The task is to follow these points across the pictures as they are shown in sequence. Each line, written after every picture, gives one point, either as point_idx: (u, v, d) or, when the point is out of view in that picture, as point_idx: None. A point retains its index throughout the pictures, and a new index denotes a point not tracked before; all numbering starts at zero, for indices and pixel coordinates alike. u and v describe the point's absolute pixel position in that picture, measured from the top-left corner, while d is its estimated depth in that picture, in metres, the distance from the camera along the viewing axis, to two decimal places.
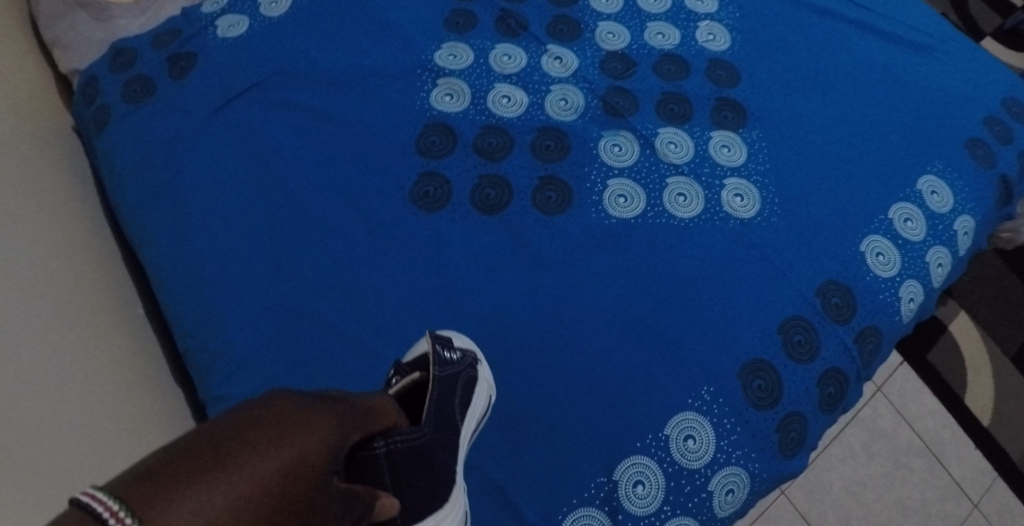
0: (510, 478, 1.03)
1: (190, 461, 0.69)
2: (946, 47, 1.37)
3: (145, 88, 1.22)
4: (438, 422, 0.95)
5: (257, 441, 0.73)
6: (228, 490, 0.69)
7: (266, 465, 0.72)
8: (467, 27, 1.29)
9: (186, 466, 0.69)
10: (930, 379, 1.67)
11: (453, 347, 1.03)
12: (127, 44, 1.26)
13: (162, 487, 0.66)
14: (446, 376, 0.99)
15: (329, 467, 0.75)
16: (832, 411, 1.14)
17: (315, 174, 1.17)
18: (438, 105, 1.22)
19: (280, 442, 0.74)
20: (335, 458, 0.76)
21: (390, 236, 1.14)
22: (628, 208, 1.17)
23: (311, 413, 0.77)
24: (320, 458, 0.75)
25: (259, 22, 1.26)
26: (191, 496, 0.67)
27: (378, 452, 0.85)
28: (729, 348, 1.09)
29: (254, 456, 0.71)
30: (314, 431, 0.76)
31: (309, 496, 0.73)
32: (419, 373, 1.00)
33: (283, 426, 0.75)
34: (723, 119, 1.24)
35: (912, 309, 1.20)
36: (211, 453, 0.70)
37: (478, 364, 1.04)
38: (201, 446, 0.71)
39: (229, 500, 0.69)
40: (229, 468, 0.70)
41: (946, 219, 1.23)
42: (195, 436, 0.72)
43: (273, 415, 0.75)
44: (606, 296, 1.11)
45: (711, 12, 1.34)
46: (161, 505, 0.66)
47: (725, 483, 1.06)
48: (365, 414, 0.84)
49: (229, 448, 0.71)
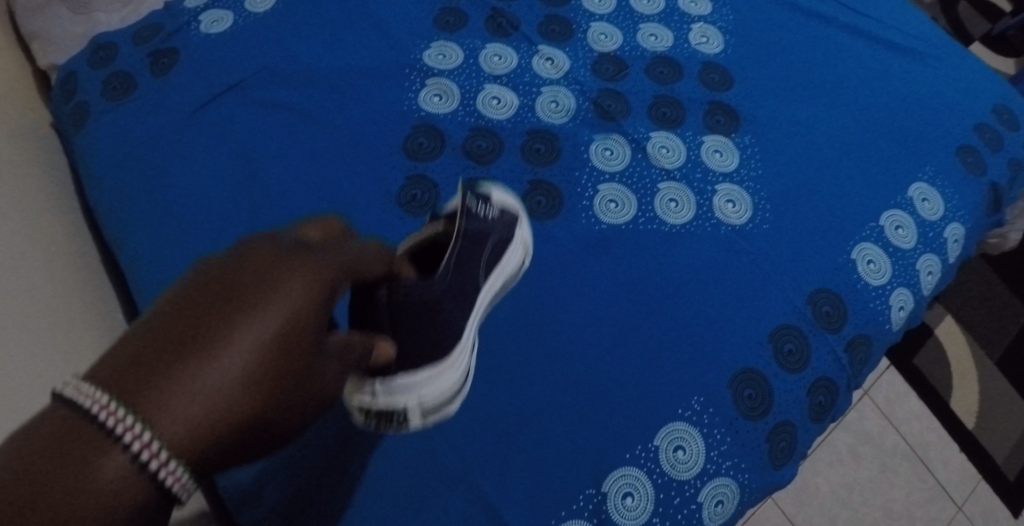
0: (498, 488, 1.01)
1: (171, 337, 0.66)
2: (937, 52, 1.36)
3: (125, 85, 1.19)
4: (456, 271, 0.97)
5: (240, 303, 0.68)
6: (227, 366, 0.66)
7: (254, 329, 0.68)
8: (457, 26, 1.27)
9: (170, 345, 0.65)
10: (916, 383, 1.67)
11: (490, 204, 1.05)
12: (107, 39, 1.23)
13: (147, 372, 0.64)
14: (473, 231, 1.00)
15: (322, 326, 0.72)
16: (823, 421, 1.13)
17: (300, 175, 1.14)
18: (427, 105, 1.20)
19: (264, 297, 0.69)
20: (325, 308, 0.73)
21: (377, 240, 1.12)
22: (619, 214, 1.15)
23: (289, 261, 0.73)
24: (311, 312, 0.71)
25: (243, 17, 1.23)
26: (183, 377, 0.64)
27: (381, 299, 0.88)
28: (719, 357, 1.08)
29: (240, 322, 0.67)
30: (301, 281, 0.71)
31: (306, 357, 0.71)
32: (445, 222, 1.00)
33: (262, 280, 0.70)
34: (715, 123, 1.22)
35: (902, 317, 1.18)
36: (191, 327, 0.66)
37: (515, 224, 1.07)
38: (179, 318, 0.67)
39: (224, 375, 0.66)
40: (218, 337, 0.67)
41: (936, 226, 1.22)
42: (171, 308, 0.68)
43: (251, 268, 0.70)
44: (596, 303, 1.10)
45: (704, 14, 1.33)
46: (152, 392, 0.63)
47: (714, 495, 1.05)
48: (345, 259, 0.79)
49: (211, 316, 0.67)
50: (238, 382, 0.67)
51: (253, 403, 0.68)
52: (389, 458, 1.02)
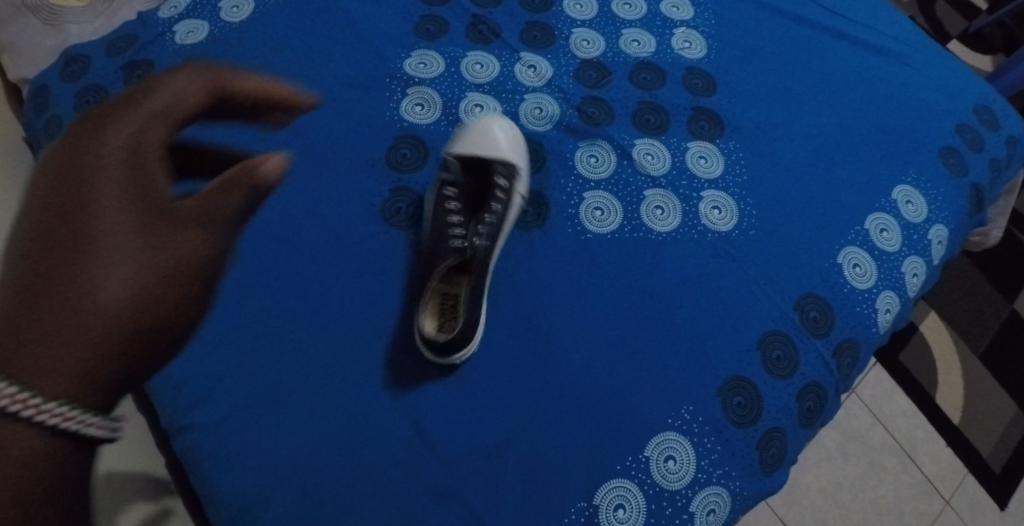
0: (488, 502, 1.01)
1: (16, 304, 0.61)
2: (918, 53, 1.36)
3: (99, 99, 1.17)
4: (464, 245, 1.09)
5: (69, 237, 0.63)
6: (93, 293, 0.62)
7: (95, 261, 0.63)
8: (438, 33, 1.25)
9: (19, 314, 0.61)
10: (902, 380, 1.68)
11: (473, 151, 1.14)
12: (79, 50, 1.21)
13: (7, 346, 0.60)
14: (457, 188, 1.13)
15: (168, 186, 0.67)
16: (813, 426, 1.13)
17: (281, 189, 1.12)
18: (409, 115, 1.19)
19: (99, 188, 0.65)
20: (160, 187, 0.66)
21: (361, 255, 1.10)
22: (605, 222, 1.14)
23: (93, 156, 0.66)
24: (141, 203, 0.65)
25: (219, 27, 1.21)
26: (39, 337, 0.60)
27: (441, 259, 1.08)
28: (708, 365, 1.08)
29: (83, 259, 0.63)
30: (121, 145, 0.66)
31: (174, 234, 0.66)
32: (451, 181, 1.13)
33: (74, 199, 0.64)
34: (700, 129, 1.22)
35: (889, 320, 1.18)
36: (30, 288, 0.62)
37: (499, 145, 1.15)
38: (16, 283, 0.62)
39: (86, 308, 0.62)
40: (85, 253, 0.63)
41: (921, 228, 1.22)
42: (7, 279, 0.62)
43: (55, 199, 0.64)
44: (583, 313, 1.09)
45: (686, 19, 1.32)
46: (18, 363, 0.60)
47: (706, 504, 1.05)
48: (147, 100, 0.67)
49: (45, 268, 0.62)
50: (134, 289, 0.64)
51: (130, 315, 0.63)
52: (378, 475, 1.00)
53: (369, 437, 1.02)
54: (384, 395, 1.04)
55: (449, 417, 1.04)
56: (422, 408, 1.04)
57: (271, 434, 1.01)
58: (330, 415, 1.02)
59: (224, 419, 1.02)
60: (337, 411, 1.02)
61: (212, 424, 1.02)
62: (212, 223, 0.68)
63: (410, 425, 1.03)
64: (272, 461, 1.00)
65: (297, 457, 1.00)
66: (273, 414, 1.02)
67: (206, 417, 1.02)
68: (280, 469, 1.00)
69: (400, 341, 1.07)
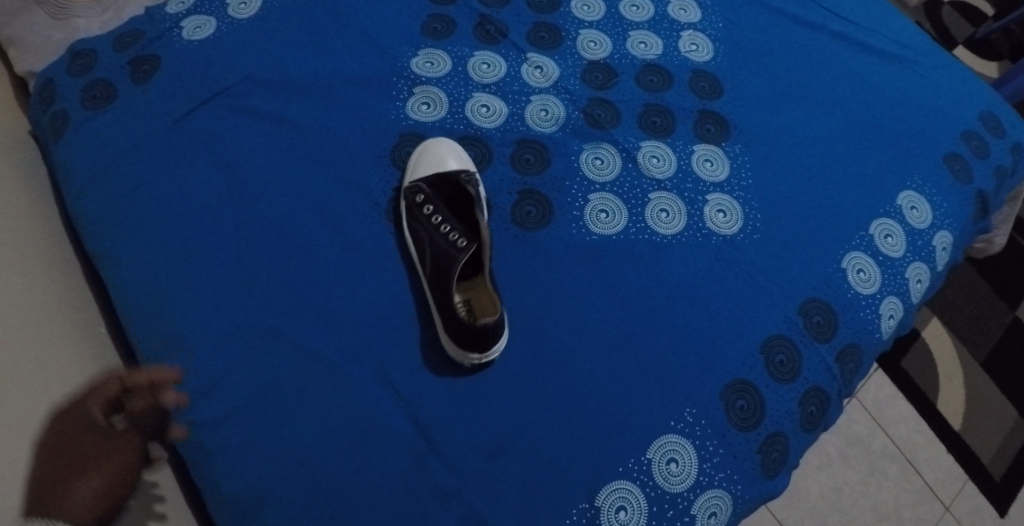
0: (490, 502, 1.01)
1: (44, 489, 0.91)
2: (924, 59, 1.36)
3: (106, 94, 1.16)
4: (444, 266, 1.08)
5: (77, 466, 0.93)
6: (96, 482, 0.93)
7: (109, 466, 0.95)
8: (445, 33, 1.25)
9: (42, 490, 0.91)
10: (904, 385, 1.68)
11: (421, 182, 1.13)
12: (86, 45, 1.21)
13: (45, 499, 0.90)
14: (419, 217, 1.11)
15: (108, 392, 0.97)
16: (814, 431, 1.13)
17: (286, 187, 1.12)
18: (415, 114, 1.19)
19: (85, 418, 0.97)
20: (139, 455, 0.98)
21: (366, 254, 1.11)
22: (610, 224, 1.14)
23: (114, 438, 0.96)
24: (127, 468, 0.96)
25: (226, 24, 1.21)
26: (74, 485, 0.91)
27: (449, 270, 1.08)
28: (711, 369, 1.08)
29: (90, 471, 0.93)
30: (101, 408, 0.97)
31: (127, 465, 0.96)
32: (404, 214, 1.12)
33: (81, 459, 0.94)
34: (705, 132, 1.22)
35: (893, 325, 1.18)
36: (61, 475, 0.92)
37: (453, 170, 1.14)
38: (38, 494, 0.91)
39: (96, 486, 0.93)
40: (73, 470, 0.93)
41: (925, 234, 1.22)
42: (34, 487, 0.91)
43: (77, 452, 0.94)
44: (587, 314, 1.09)
45: (693, 21, 1.32)
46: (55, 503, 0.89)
47: (707, 507, 1.05)
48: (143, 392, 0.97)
49: (64, 477, 0.92)
50: (98, 496, 0.92)
51: (98, 489, 0.93)
52: (379, 473, 1.00)
53: (371, 435, 1.02)
54: (386, 394, 1.04)
55: (452, 417, 1.04)
56: (425, 407, 1.04)
57: (274, 432, 1.01)
58: (333, 413, 1.02)
59: (227, 416, 1.02)
60: (340, 409, 1.02)
61: (216, 420, 1.02)
62: (134, 437, 0.98)
63: (412, 423, 1.03)
64: (275, 458, 1.00)
65: (299, 454, 1.00)
66: (276, 412, 1.02)
67: (209, 414, 1.02)
68: (282, 466, 1.00)
69: (403, 340, 1.07)
